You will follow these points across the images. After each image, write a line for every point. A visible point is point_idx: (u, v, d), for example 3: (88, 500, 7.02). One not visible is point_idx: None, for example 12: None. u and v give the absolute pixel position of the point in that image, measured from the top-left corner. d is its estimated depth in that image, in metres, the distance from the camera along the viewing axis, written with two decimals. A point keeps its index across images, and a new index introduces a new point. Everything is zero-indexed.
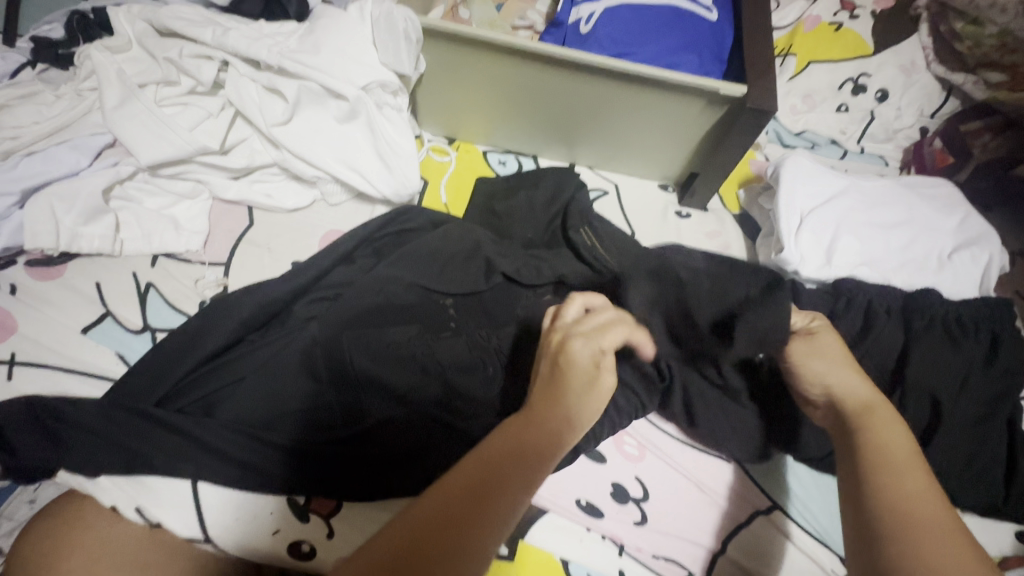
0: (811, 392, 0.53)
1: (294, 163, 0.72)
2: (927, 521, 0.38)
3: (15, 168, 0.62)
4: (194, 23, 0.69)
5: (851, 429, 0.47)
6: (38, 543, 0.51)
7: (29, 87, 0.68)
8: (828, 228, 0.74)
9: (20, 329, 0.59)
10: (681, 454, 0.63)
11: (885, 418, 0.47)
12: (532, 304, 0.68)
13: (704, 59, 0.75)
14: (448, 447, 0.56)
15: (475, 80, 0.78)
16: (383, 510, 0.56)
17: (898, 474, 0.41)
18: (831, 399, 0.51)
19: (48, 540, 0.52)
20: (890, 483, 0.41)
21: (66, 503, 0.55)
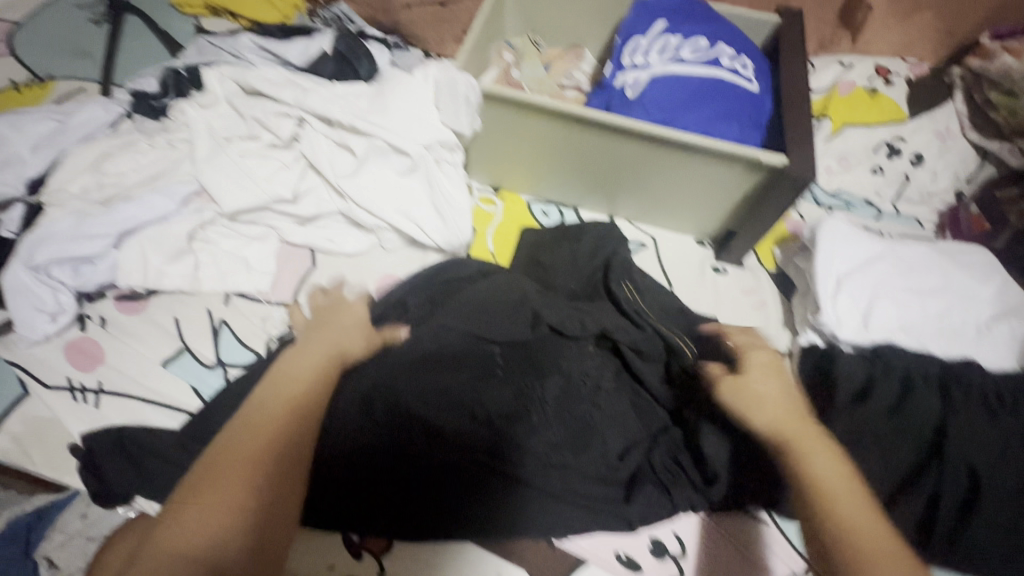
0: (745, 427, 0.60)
1: (357, 212, 0.78)
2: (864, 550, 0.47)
3: (113, 212, 0.68)
4: (277, 84, 0.76)
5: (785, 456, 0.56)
6: None
7: (126, 136, 0.75)
8: (865, 292, 0.76)
9: (108, 359, 0.65)
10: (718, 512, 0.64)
11: (808, 439, 0.56)
12: (575, 358, 0.70)
13: (745, 127, 0.79)
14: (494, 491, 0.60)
15: (526, 137, 0.84)
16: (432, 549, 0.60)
17: (821, 500, 0.51)
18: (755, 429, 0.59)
19: None
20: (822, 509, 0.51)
21: None
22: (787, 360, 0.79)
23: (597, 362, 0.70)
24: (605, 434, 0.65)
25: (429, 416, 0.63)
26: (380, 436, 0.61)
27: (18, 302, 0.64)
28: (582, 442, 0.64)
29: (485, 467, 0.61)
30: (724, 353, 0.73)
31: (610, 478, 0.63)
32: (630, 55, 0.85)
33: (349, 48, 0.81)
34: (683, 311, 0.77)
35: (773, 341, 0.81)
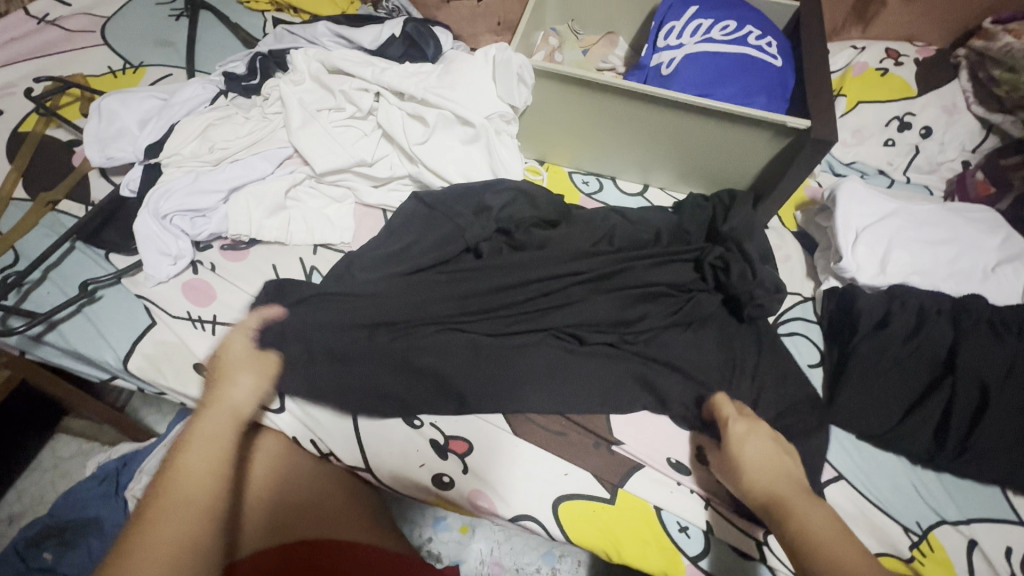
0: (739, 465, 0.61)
1: (425, 175, 0.87)
2: (826, 548, 0.51)
3: (223, 171, 0.79)
4: (356, 63, 0.87)
5: (774, 514, 0.56)
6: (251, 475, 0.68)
7: (226, 110, 0.86)
8: (882, 242, 0.84)
9: (219, 296, 0.76)
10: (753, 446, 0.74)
11: (798, 502, 0.56)
12: (582, 258, 0.80)
13: (772, 97, 0.89)
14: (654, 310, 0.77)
15: (571, 107, 0.94)
16: (600, 391, 0.71)
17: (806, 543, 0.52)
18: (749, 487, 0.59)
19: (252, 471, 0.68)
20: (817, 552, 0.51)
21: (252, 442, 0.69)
22: (811, 304, 0.87)
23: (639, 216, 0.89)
24: (680, 263, 0.83)
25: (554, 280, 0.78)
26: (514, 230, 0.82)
27: (147, 246, 0.74)
28: (637, 314, 0.77)
29: (556, 370, 0.71)
30: (743, 272, 0.79)
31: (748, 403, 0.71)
32: (664, 38, 0.95)
33: (416, 32, 0.92)
34: (710, 234, 0.87)
35: (798, 288, 0.89)
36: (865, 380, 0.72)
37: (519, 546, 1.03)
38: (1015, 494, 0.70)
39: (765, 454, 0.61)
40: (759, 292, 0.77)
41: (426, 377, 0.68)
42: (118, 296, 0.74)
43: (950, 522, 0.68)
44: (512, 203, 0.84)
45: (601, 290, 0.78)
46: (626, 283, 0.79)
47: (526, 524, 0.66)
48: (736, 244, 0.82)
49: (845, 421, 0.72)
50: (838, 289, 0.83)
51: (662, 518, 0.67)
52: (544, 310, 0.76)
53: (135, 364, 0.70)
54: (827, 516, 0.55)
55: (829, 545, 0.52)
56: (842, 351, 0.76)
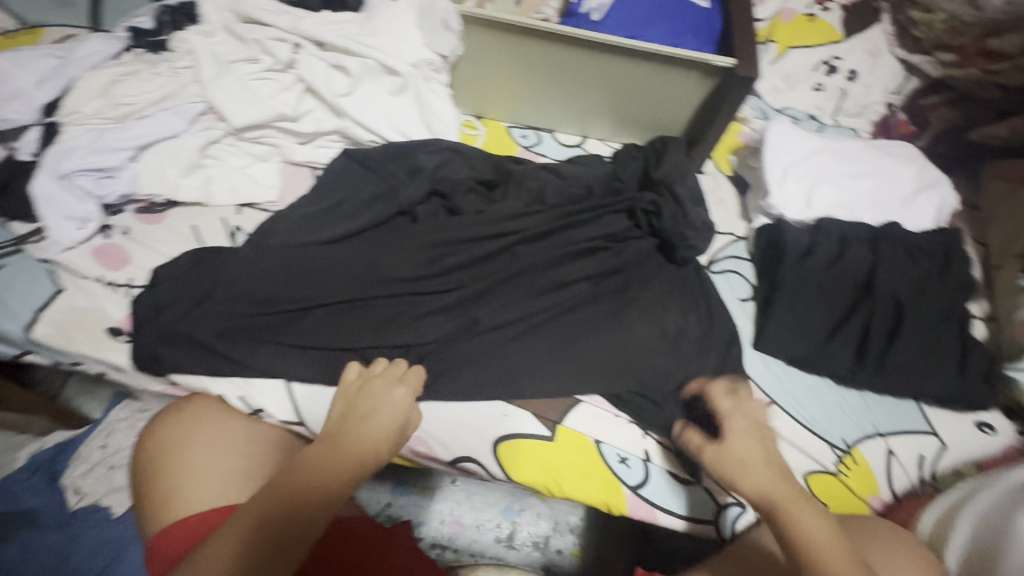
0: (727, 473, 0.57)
1: (354, 129, 0.84)
2: (822, 554, 0.48)
3: (130, 129, 0.74)
4: (270, 12, 0.82)
5: (772, 522, 0.52)
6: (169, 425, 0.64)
7: (132, 65, 0.81)
8: (807, 179, 0.87)
9: (134, 260, 0.72)
10: None
11: (795, 505, 0.52)
12: (517, 215, 0.79)
13: (700, 39, 0.90)
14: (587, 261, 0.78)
15: (504, 59, 0.93)
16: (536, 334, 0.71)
17: (805, 550, 0.49)
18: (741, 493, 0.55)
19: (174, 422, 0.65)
20: (812, 559, 0.48)
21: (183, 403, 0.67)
22: (744, 243, 0.89)
23: (573, 167, 0.87)
24: (614, 212, 0.82)
25: (488, 235, 0.77)
26: (446, 187, 0.82)
27: (50, 210, 0.69)
28: (572, 269, 0.77)
29: (492, 320, 0.72)
30: (674, 213, 0.79)
31: (679, 340, 0.73)
32: None
33: None
34: (645, 180, 0.87)
35: (732, 229, 0.91)
36: (791, 309, 0.75)
37: (479, 504, 1.03)
38: (929, 407, 0.75)
39: (762, 460, 0.57)
40: (691, 233, 0.78)
41: (363, 330, 0.69)
42: (20, 265, 0.69)
43: (869, 437, 0.72)
44: (446, 163, 0.84)
45: (537, 247, 0.78)
46: (560, 241, 0.78)
47: (466, 465, 0.68)
48: (668, 188, 0.83)
49: (774, 348, 0.74)
50: (768, 226, 0.84)
51: (602, 452, 0.69)
52: (480, 268, 0.75)
53: (42, 333, 0.66)
54: (825, 522, 0.51)
55: (830, 557, 0.48)
56: (770, 283, 0.78)
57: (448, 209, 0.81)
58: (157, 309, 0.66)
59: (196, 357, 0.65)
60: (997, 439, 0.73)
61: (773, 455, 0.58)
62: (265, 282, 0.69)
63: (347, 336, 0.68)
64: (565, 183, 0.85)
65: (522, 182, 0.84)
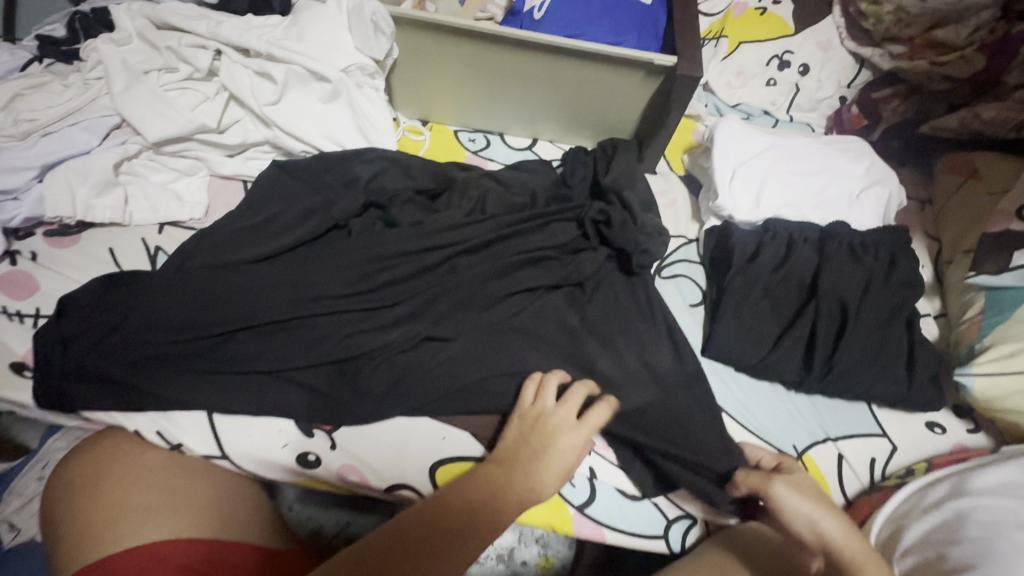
0: (797, 522, 0.57)
1: (284, 139, 0.80)
2: None
3: (35, 147, 0.70)
4: (188, 17, 0.77)
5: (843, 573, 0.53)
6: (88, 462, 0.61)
7: (39, 77, 0.75)
8: (756, 178, 0.85)
9: (42, 288, 0.67)
10: None
11: (873, 566, 0.53)
12: (457, 226, 0.75)
13: (643, 37, 0.87)
14: (532, 270, 0.75)
15: (445, 61, 0.89)
16: (476, 350, 0.68)
17: None
18: (822, 538, 0.55)
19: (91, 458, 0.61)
20: None
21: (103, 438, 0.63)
22: (695, 246, 0.87)
23: (518, 174, 0.84)
24: (561, 219, 0.79)
25: (428, 248, 0.74)
26: (384, 198, 0.78)
27: None
28: (515, 280, 0.73)
29: (432, 336, 0.68)
30: (622, 221, 0.77)
31: (626, 353, 0.71)
32: None
33: None
34: (594, 186, 0.85)
35: (683, 231, 0.89)
36: (739, 314, 0.73)
37: None
38: (879, 409, 0.74)
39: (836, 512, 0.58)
40: (643, 238, 0.76)
41: (292, 353, 0.65)
42: None
43: (818, 442, 0.71)
44: (383, 173, 0.80)
45: (480, 259, 0.74)
46: (502, 250, 0.75)
47: (403, 494, 0.64)
48: (617, 195, 0.81)
49: (722, 355, 0.73)
50: (717, 228, 0.83)
51: None
52: (421, 283, 0.72)
53: None
54: None
55: None
56: (719, 288, 0.77)
57: (385, 220, 0.78)
58: (62, 342, 0.61)
59: (107, 391, 0.60)
60: (946, 438, 0.73)
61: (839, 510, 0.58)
62: (181, 306, 0.65)
63: (275, 360, 0.64)
64: (510, 191, 0.82)
65: (464, 191, 0.81)
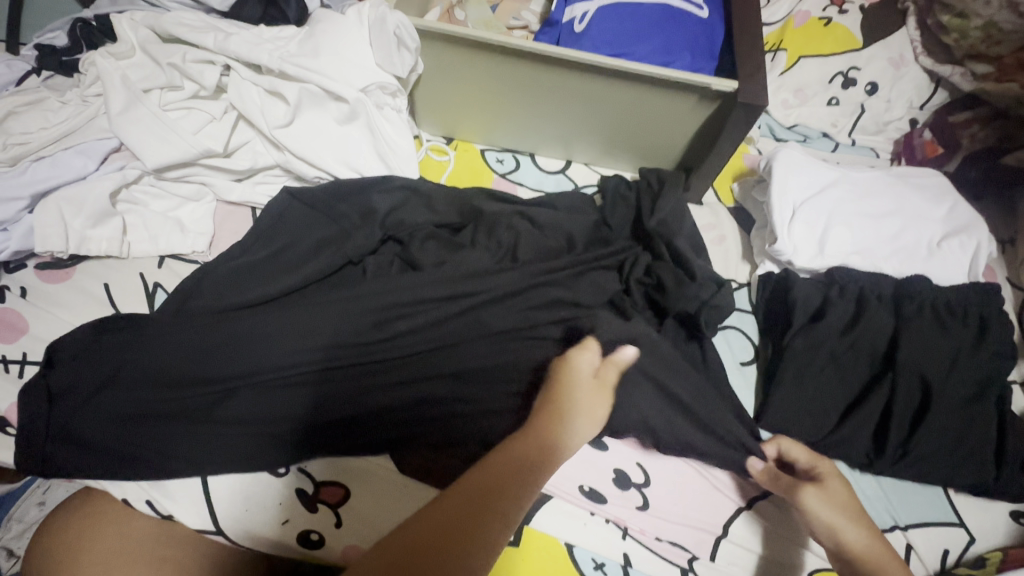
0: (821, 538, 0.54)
1: (295, 163, 0.73)
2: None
3: (25, 173, 0.64)
4: (196, 29, 0.70)
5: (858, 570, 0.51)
6: (70, 524, 0.56)
7: (35, 92, 0.69)
8: (820, 219, 0.75)
9: (31, 329, 0.61)
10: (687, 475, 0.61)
11: (883, 555, 0.52)
12: (482, 271, 0.68)
13: (697, 56, 0.77)
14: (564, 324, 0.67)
15: (472, 77, 0.81)
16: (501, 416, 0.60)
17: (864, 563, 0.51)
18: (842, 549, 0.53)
19: (76, 520, 0.56)
20: None
21: (89, 495, 0.58)
22: (747, 291, 0.78)
23: (550, 211, 0.76)
24: (596, 264, 0.72)
25: (449, 294, 0.66)
26: (402, 233, 0.71)
27: None
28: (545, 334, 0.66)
29: (452, 397, 0.61)
30: (672, 275, 0.69)
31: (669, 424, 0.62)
32: None
33: None
34: (635, 228, 0.77)
35: (732, 274, 0.81)
36: (800, 382, 0.64)
37: None
38: (958, 495, 0.64)
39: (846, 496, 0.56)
40: (691, 290, 0.68)
41: (296, 412, 0.58)
42: None
43: (885, 530, 0.61)
44: (403, 205, 0.73)
45: (506, 311, 0.66)
46: (532, 299, 0.67)
47: None
48: (665, 241, 0.73)
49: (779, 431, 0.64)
50: (775, 276, 0.73)
51: (574, 556, 0.59)
52: (441, 335, 0.64)
53: None
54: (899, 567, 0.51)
55: None
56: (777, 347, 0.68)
57: (402, 257, 0.70)
58: (49, 400, 0.56)
59: (94, 454, 0.55)
60: None
61: (871, 523, 0.55)
62: (177, 359, 0.58)
63: (277, 422, 0.58)
64: (542, 230, 0.74)
65: (491, 227, 0.73)
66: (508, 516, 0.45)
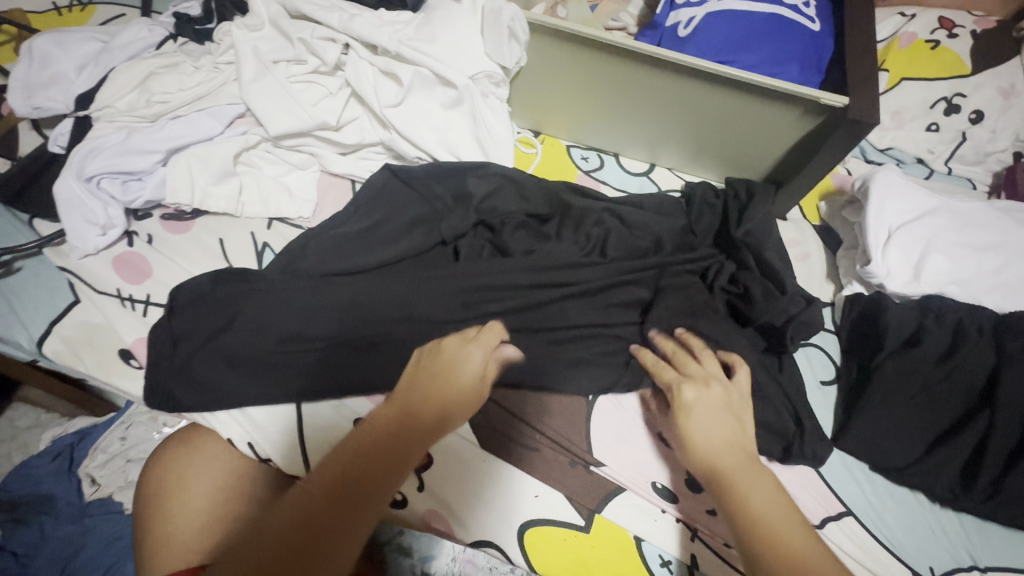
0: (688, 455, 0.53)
1: (399, 143, 0.76)
2: (767, 522, 0.47)
3: (162, 129, 0.69)
4: (322, 7, 0.74)
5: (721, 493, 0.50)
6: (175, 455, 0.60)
7: (172, 56, 0.75)
8: (918, 244, 0.73)
9: (155, 273, 0.66)
10: None
11: (750, 479, 0.50)
12: (572, 265, 0.69)
13: (805, 68, 0.77)
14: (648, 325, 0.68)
15: (571, 73, 0.82)
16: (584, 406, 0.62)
17: (730, 483, 0.49)
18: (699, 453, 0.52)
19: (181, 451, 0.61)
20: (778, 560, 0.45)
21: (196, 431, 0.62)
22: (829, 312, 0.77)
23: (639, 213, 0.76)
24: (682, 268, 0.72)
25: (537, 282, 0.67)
26: (496, 219, 0.73)
27: (71, 213, 0.64)
28: (629, 332, 0.67)
29: (535, 382, 0.62)
30: (761, 287, 0.68)
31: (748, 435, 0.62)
32: None
33: None
34: (720, 238, 0.77)
35: (816, 292, 0.80)
36: (887, 406, 0.63)
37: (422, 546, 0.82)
38: None
39: (723, 430, 0.53)
40: (783, 305, 0.67)
41: (388, 378, 0.61)
42: (39, 269, 0.65)
43: (962, 568, 0.60)
44: (497, 191, 0.75)
45: (591, 306, 0.68)
46: (617, 296, 0.68)
47: (488, 550, 0.60)
48: (755, 253, 0.73)
49: (864, 454, 0.63)
50: (866, 299, 0.72)
51: (642, 550, 0.60)
52: (528, 322, 0.66)
53: (52, 347, 0.62)
54: (773, 490, 0.50)
55: (769, 514, 0.48)
56: (861, 369, 0.68)
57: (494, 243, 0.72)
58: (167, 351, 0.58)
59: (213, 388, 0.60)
60: None
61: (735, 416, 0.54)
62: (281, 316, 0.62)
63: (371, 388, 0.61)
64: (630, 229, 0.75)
65: (579, 222, 0.75)
66: (385, 493, 0.48)
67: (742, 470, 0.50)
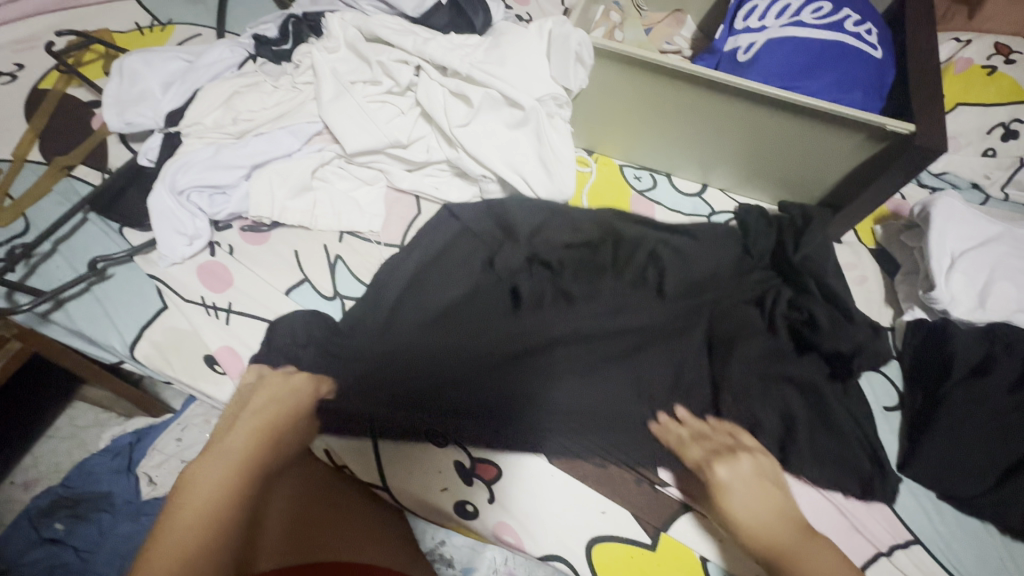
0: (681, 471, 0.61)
1: (465, 162, 0.78)
2: (755, 527, 0.55)
3: (246, 146, 0.72)
4: (397, 31, 0.78)
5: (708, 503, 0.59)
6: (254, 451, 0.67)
7: (253, 76, 0.79)
8: (982, 271, 0.73)
9: (235, 283, 0.69)
10: (829, 511, 0.61)
11: (729, 490, 0.58)
12: (632, 294, 0.72)
13: (867, 95, 0.78)
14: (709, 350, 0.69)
15: (629, 97, 0.84)
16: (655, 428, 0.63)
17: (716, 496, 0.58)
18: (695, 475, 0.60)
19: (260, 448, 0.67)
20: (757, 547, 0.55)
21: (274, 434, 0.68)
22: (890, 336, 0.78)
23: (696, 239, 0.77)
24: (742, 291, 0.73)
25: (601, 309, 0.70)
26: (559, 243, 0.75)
27: (163, 224, 0.68)
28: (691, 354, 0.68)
29: (601, 403, 0.64)
30: (824, 311, 0.69)
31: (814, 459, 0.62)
32: (744, 19, 0.84)
33: None
34: (778, 262, 0.77)
35: (874, 316, 0.80)
36: (956, 433, 0.63)
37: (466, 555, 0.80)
38: None
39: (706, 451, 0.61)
40: (846, 329, 0.68)
41: (462, 393, 0.63)
42: (129, 275, 0.69)
43: None
44: (552, 221, 0.77)
45: (655, 331, 0.70)
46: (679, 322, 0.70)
47: (555, 564, 0.62)
48: (816, 278, 0.73)
49: (931, 481, 0.63)
50: (930, 324, 0.72)
51: (709, 571, 0.60)
52: (594, 346, 0.68)
53: (142, 351, 0.66)
54: (756, 496, 0.58)
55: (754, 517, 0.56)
56: (928, 396, 0.67)
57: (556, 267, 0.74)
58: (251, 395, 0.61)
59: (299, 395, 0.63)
60: None
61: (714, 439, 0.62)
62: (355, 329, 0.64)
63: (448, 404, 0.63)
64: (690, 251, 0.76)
65: (634, 250, 0.76)
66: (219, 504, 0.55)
67: (729, 481, 0.59)
